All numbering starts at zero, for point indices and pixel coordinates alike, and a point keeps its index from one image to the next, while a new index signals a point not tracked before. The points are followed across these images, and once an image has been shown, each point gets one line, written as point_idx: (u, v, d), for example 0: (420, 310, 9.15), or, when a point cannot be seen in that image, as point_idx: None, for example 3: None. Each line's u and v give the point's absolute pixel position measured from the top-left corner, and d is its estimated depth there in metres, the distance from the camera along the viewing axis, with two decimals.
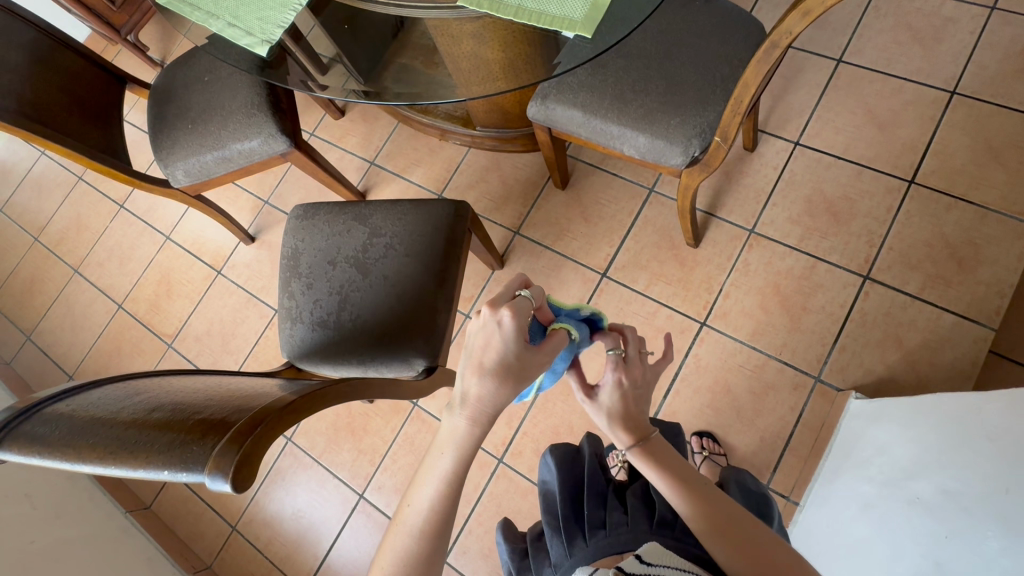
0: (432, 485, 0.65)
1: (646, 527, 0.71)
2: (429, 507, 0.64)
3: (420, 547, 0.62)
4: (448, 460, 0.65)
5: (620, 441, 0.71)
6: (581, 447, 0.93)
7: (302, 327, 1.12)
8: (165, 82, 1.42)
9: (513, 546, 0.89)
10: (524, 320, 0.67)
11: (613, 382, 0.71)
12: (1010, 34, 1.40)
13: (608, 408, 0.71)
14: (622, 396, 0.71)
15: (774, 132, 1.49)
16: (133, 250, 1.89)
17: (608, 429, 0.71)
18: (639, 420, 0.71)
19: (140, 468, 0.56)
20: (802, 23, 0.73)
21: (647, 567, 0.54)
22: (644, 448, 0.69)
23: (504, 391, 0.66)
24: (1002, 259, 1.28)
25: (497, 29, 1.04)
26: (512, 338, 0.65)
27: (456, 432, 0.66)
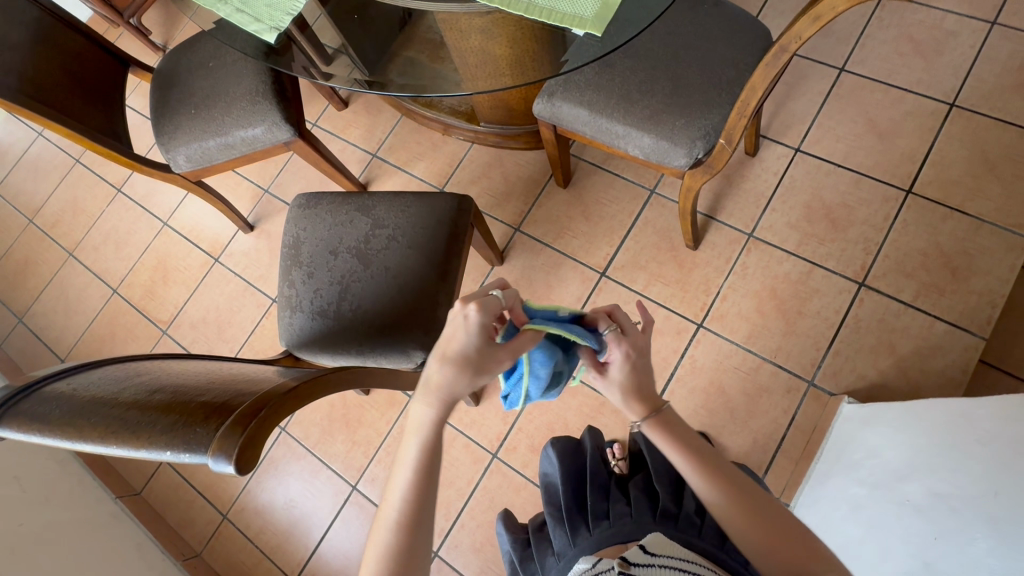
0: (405, 475, 0.65)
1: (649, 517, 0.72)
2: (406, 499, 0.64)
3: (399, 541, 0.62)
4: (416, 451, 0.66)
5: (632, 415, 0.72)
6: (582, 440, 0.96)
7: (300, 316, 1.12)
8: (168, 67, 1.41)
9: (515, 536, 0.89)
10: (487, 315, 0.67)
11: (620, 356, 0.72)
12: (1010, 48, 1.43)
13: (619, 383, 0.73)
14: (632, 367, 0.73)
15: (775, 137, 1.50)
16: (130, 235, 1.88)
17: (620, 403, 0.73)
18: (648, 392, 0.73)
19: (141, 449, 0.56)
20: (812, 28, 0.74)
21: (651, 557, 0.55)
22: (655, 419, 0.70)
23: (460, 380, 0.67)
24: (995, 270, 1.30)
25: (506, 24, 1.05)
26: (476, 331, 0.67)
27: (422, 428, 0.67)
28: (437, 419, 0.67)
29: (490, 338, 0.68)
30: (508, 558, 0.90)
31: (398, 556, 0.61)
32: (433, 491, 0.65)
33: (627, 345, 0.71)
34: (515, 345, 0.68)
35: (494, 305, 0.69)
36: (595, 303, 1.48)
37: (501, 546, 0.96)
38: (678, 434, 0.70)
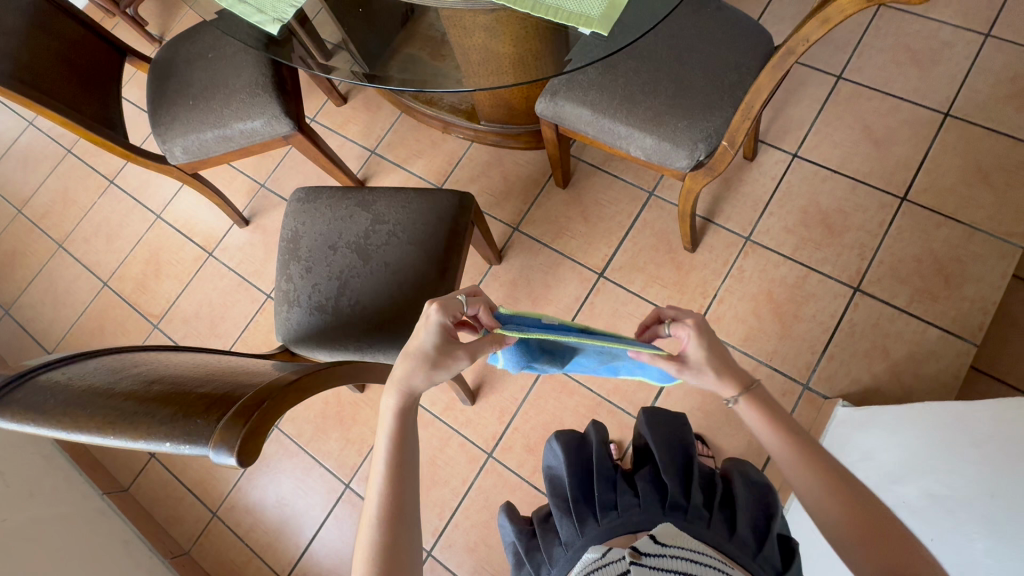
0: (382, 468, 0.64)
1: (659, 509, 0.69)
2: (389, 495, 0.63)
3: (383, 537, 0.61)
4: (387, 443, 0.66)
5: (725, 394, 0.69)
6: (587, 434, 0.90)
7: (297, 310, 1.10)
8: (166, 57, 1.40)
9: (519, 527, 0.85)
10: (446, 315, 0.67)
11: (690, 335, 0.67)
12: (1003, 60, 1.45)
13: (704, 364, 0.68)
14: (706, 343, 0.68)
15: (773, 143, 1.52)
16: (121, 227, 1.85)
17: (714, 385, 0.69)
18: (735, 366, 0.69)
19: (141, 441, 0.55)
20: (819, 31, 0.75)
21: (662, 547, 0.55)
22: (747, 396, 0.68)
23: (416, 375, 0.67)
24: (987, 277, 1.32)
25: (510, 21, 1.05)
26: (435, 330, 0.67)
27: (386, 424, 0.67)
28: (398, 417, 0.67)
29: (448, 337, 0.67)
30: (512, 549, 0.87)
31: (383, 551, 0.60)
32: (411, 484, 0.65)
33: (692, 321, 0.67)
34: (473, 345, 0.66)
35: (455, 306, 0.67)
36: (592, 303, 1.48)
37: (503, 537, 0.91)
38: (774, 412, 0.68)
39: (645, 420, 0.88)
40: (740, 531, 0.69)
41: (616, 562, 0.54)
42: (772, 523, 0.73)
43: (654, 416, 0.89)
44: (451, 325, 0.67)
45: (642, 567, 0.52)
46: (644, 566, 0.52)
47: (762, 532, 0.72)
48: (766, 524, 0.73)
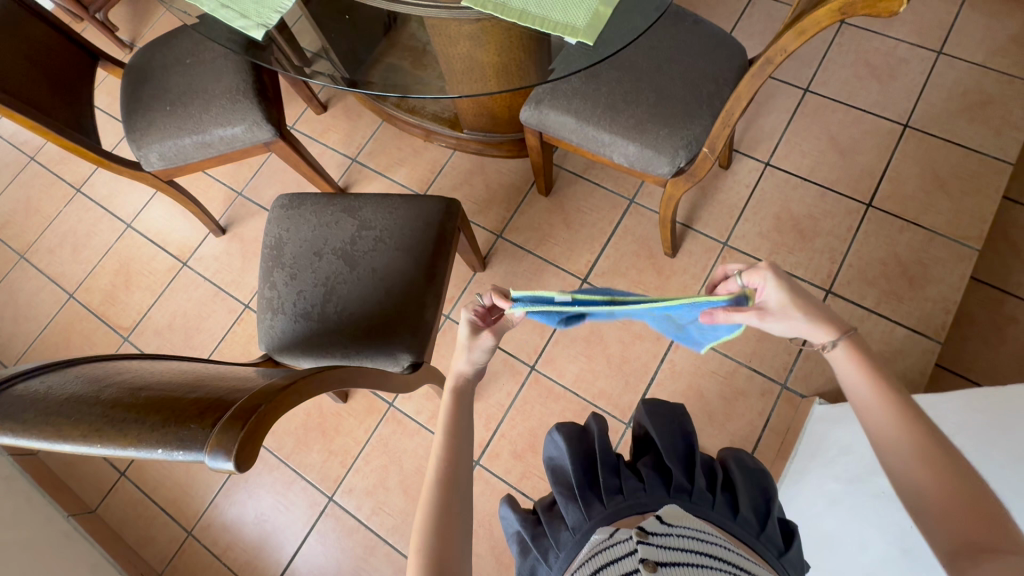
0: (439, 437, 0.68)
1: (663, 492, 0.71)
2: (442, 455, 0.67)
3: (438, 498, 0.63)
4: (446, 414, 0.71)
5: (819, 340, 0.65)
6: (586, 425, 0.90)
7: (283, 318, 1.08)
8: (141, 62, 1.37)
9: (523, 515, 0.82)
10: (471, 311, 0.74)
11: (768, 280, 0.66)
12: (954, 76, 1.55)
13: (789, 305, 0.65)
14: (784, 282, 0.65)
15: (746, 152, 1.58)
16: (89, 237, 1.79)
17: (805, 328, 0.65)
18: (825, 309, 0.65)
19: (130, 448, 0.53)
20: (796, 42, 0.79)
21: (668, 527, 0.59)
22: (846, 337, 0.62)
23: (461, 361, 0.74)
24: (947, 278, 1.39)
25: (495, 31, 1.08)
26: (467, 327, 0.74)
27: (442, 401, 0.73)
28: (452, 394, 0.73)
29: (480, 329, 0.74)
30: (515, 540, 0.84)
31: (437, 511, 0.62)
32: (464, 454, 0.68)
33: (769, 265, 0.65)
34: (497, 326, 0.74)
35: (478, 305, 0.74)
36: None
37: (504, 530, 0.88)
38: (876, 365, 0.61)
39: (645, 409, 0.87)
40: (743, 512, 0.71)
41: (623, 543, 0.58)
42: (772, 507, 0.75)
43: (653, 405, 0.88)
44: (478, 317, 0.74)
45: (649, 545, 0.56)
46: (651, 544, 0.56)
47: (762, 514, 0.74)
48: (766, 505, 0.76)
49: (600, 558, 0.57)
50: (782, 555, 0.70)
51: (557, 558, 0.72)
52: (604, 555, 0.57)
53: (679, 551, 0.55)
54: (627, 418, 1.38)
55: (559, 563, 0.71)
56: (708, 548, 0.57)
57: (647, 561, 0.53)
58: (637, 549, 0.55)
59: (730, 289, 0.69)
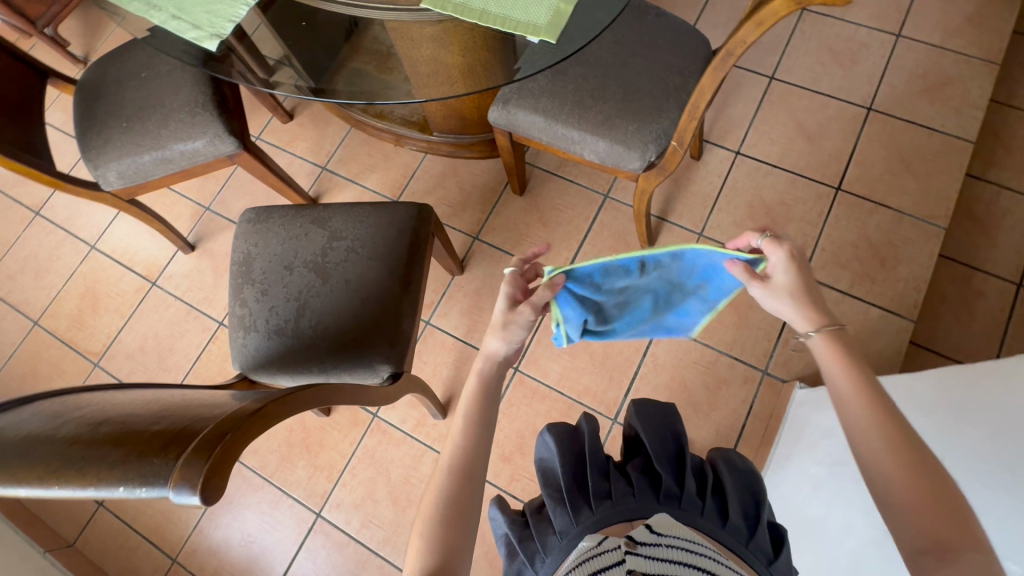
0: (456, 431, 0.69)
1: (652, 498, 0.71)
2: (459, 443, 0.68)
3: (451, 485, 0.65)
4: (467, 402, 0.72)
5: (801, 327, 0.68)
6: (577, 425, 0.89)
7: (256, 335, 1.06)
8: (94, 78, 1.32)
9: (511, 518, 0.81)
10: (510, 285, 0.76)
11: (780, 256, 0.68)
12: (914, 58, 1.58)
13: (785, 287, 0.68)
14: (794, 268, 0.68)
15: (716, 141, 1.58)
16: (52, 261, 1.72)
17: (792, 314, 0.68)
18: (822, 304, 0.67)
19: (89, 488, 0.50)
20: (755, 33, 0.79)
21: (658, 536, 0.58)
22: (825, 332, 0.65)
23: (496, 338, 0.74)
24: (917, 258, 1.42)
25: (457, 32, 1.05)
26: (506, 298, 0.76)
27: (469, 384, 0.74)
28: (478, 379, 0.74)
29: (518, 301, 0.77)
30: (503, 541, 0.83)
31: (448, 498, 0.64)
32: (480, 446, 0.68)
33: (788, 244, 0.68)
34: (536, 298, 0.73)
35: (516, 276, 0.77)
36: None
37: (493, 529, 0.86)
38: (849, 359, 0.63)
39: (634, 410, 0.87)
40: (733, 519, 0.71)
41: (612, 551, 0.57)
42: (761, 512, 0.75)
43: (643, 405, 0.88)
44: (515, 290, 0.77)
45: (637, 556, 0.55)
46: (639, 554, 0.55)
47: (752, 519, 0.74)
48: (755, 511, 0.75)
49: (589, 565, 0.56)
50: (771, 564, 0.70)
51: (544, 564, 0.71)
52: (593, 563, 0.57)
53: (667, 562, 0.54)
54: (614, 414, 1.38)
55: (546, 568, 0.70)
56: (698, 557, 0.56)
57: (634, 572, 0.53)
58: (624, 560, 0.55)
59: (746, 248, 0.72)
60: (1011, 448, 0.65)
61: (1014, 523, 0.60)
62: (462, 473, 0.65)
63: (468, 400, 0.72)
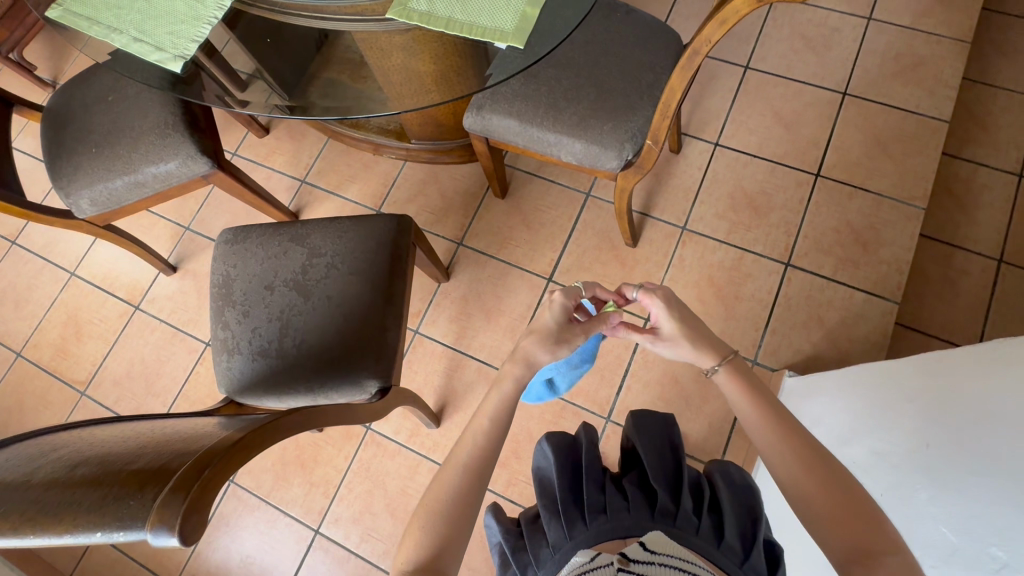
0: (473, 428, 0.71)
1: (647, 514, 0.70)
2: (476, 444, 0.69)
3: (465, 479, 0.66)
4: (495, 404, 0.72)
5: (705, 364, 0.75)
6: (576, 437, 0.90)
7: (239, 358, 1.05)
8: (60, 104, 1.30)
9: (506, 527, 0.80)
10: (569, 301, 0.78)
11: (660, 309, 0.75)
12: (885, 40, 1.58)
13: (675, 334, 0.75)
14: (673, 315, 0.75)
15: (695, 134, 1.58)
16: (31, 290, 1.70)
17: (693, 355, 0.76)
18: (713, 340, 0.75)
19: (66, 535, 0.49)
20: (719, 31, 0.79)
21: (652, 555, 0.58)
22: (725, 366, 0.72)
23: (541, 349, 0.76)
24: (898, 240, 1.43)
25: (426, 40, 1.04)
26: (559, 310, 0.77)
27: (489, 405, 0.72)
28: (496, 405, 0.73)
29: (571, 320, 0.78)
30: (497, 551, 0.83)
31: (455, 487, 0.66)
32: (496, 446, 0.70)
33: (659, 297, 0.74)
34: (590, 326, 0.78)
35: (575, 292, 0.79)
36: None
37: (488, 538, 0.87)
38: (753, 388, 0.71)
39: (633, 424, 0.88)
40: (728, 538, 0.70)
41: (605, 567, 0.57)
42: (758, 530, 0.74)
43: (641, 419, 0.89)
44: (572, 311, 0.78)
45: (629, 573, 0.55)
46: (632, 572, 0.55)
47: (748, 539, 0.73)
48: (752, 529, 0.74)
49: None
50: None
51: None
52: None
53: None
54: (607, 412, 1.38)
55: None
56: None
57: None
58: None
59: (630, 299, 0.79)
60: (989, 432, 0.66)
61: (997, 508, 0.61)
62: (453, 494, 0.65)
63: (484, 426, 0.70)
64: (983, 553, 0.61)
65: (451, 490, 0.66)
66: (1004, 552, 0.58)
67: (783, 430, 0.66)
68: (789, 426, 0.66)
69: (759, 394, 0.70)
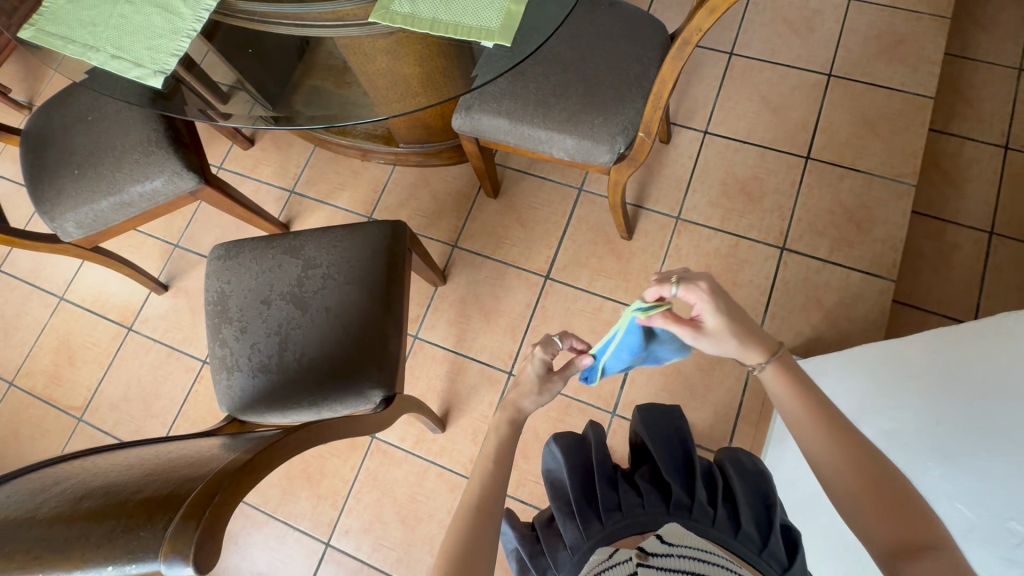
0: (475, 469, 0.71)
1: (662, 509, 0.70)
2: (480, 482, 0.69)
3: (474, 522, 0.65)
4: (495, 441, 0.74)
5: (751, 361, 0.71)
6: (585, 435, 0.90)
7: (239, 375, 1.03)
8: (38, 127, 1.27)
9: (522, 532, 0.82)
10: (547, 353, 0.77)
11: (704, 302, 0.69)
12: (867, 20, 1.59)
13: (719, 329, 0.70)
14: (719, 308, 0.70)
15: (683, 123, 1.58)
16: (20, 317, 1.66)
17: (737, 351, 0.72)
18: (759, 335, 0.71)
19: (76, 570, 0.48)
20: (709, 20, 0.79)
21: (669, 546, 0.58)
22: (773, 362, 0.69)
23: (526, 400, 0.77)
24: (891, 218, 1.43)
25: (409, 43, 1.02)
26: (540, 364, 0.77)
27: (499, 430, 0.75)
28: (509, 426, 0.75)
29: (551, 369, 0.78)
30: (515, 556, 0.85)
31: (461, 543, 0.63)
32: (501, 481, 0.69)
33: (705, 288, 0.68)
34: (568, 372, 0.79)
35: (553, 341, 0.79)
36: (544, 307, 1.48)
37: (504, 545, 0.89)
38: (803, 384, 0.68)
39: (641, 418, 0.88)
40: (745, 527, 0.70)
41: (623, 564, 0.57)
42: (773, 515, 0.74)
43: (648, 413, 0.89)
44: (551, 360, 0.78)
45: (649, 567, 0.55)
46: (650, 566, 0.55)
47: (765, 526, 0.73)
48: (767, 515, 0.74)
49: None
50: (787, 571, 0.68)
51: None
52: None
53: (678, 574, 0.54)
54: (612, 407, 1.38)
55: None
56: (712, 564, 0.55)
57: None
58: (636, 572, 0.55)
59: (661, 294, 0.71)
60: (998, 406, 0.66)
61: (1010, 481, 0.61)
62: (466, 540, 0.63)
63: (487, 466, 0.71)
64: (1001, 528, 0.61)
65: (462, 525, 0.65)
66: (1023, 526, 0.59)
67: (807, 415, 0.65)
68: (812, 409, 0.66)
69: (809, 391, 0.67)
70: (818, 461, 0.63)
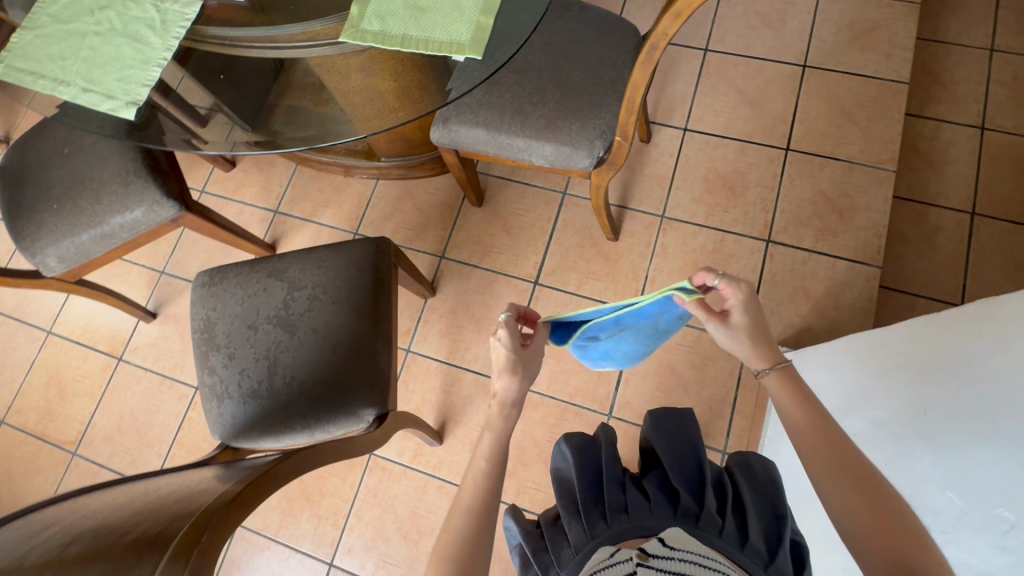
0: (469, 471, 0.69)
1: (670, 514, 0.70)
2: (476, 484, 0.67)
3: (470, 527, 0.64)
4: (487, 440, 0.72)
5: (755, 364, 0.71)
6: (597, 435, 0.90)
7: (230, 403, 1.03)
8: (13, 161, 1.25)
9: (526, 528, 0.80)
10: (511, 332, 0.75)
11: (739, 297, 0.70)
12: (838, 9, 1.60)
13: (740, 327, 0.71)
14: (748, 310, 0.71)
15: (663, 121, 1.59)
16: (9, 354, 1.65)
17: (746, 352, 0.72)
18: (771, 341, 0.71)
19: None
20: (675, 24, 0.79)
21: (671, 550, 0.58)
22: (778, 369, 0.69)
23: (514, 381, 0.75)
24: (873, 205, 1.44)
25: (384, 59, 1.04)
26: (510, 344, 0.75)
27: (494, 428, 0.72)
28: (501, 419, 0.73)
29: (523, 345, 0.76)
30: (517, 551, 0.83)
31: (456, 544, 0.62)
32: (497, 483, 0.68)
33: (745, 286, 0.70)
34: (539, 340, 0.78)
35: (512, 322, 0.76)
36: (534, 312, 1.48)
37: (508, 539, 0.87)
38: (803, 393, 0.67)
39: (651, 424, 0.88)
40: (752, 539, 0.70)
41: (624, 563, 0.57)
42: (783, 530, 0.74)
43: (660, 418, 0.89)
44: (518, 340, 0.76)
45: (648, 567, 0.55)
46: (650, 566, 0.55)
47: (774, 540, 0.72)
48: (776, 530, 0.74)
49: None
50: None
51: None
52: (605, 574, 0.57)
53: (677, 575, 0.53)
54: (608, 409, 1.38)
55: None
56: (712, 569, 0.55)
57: None
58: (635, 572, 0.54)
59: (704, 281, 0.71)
60: (985, 393, 0.67)
61: (999, 468, 0.62)
62: (463, 539, 0.62)
63: (482, 467, 0.68)
64: (992, 515, 0.62)
65: (458, 529, 0.64)
66: (1011, 513, 0.59)
67: (797, 414, 0.66)
68: (810, 407, 0.65)
69: (809, 399, 0.67)
70: (807, 459, 0.63)
